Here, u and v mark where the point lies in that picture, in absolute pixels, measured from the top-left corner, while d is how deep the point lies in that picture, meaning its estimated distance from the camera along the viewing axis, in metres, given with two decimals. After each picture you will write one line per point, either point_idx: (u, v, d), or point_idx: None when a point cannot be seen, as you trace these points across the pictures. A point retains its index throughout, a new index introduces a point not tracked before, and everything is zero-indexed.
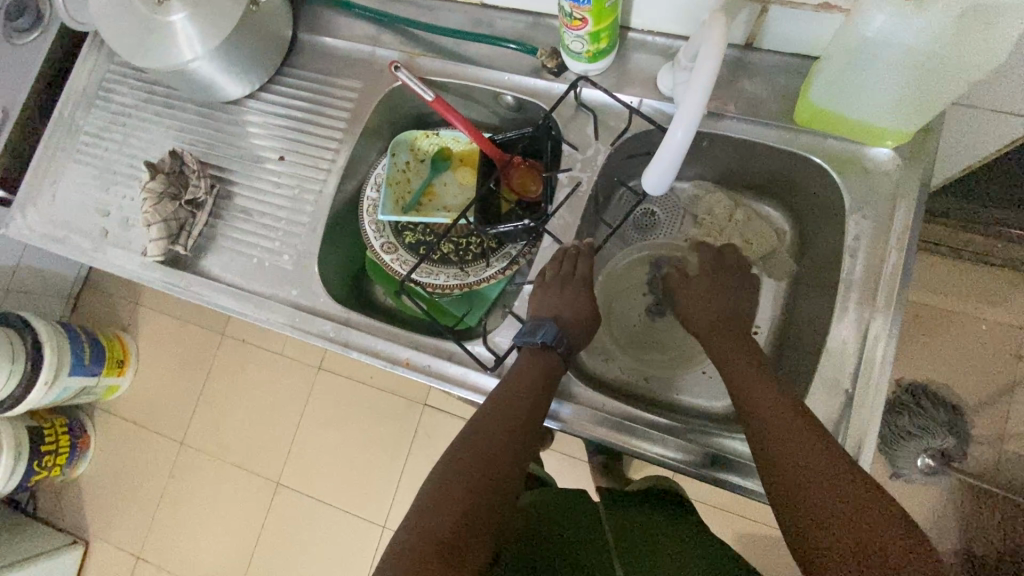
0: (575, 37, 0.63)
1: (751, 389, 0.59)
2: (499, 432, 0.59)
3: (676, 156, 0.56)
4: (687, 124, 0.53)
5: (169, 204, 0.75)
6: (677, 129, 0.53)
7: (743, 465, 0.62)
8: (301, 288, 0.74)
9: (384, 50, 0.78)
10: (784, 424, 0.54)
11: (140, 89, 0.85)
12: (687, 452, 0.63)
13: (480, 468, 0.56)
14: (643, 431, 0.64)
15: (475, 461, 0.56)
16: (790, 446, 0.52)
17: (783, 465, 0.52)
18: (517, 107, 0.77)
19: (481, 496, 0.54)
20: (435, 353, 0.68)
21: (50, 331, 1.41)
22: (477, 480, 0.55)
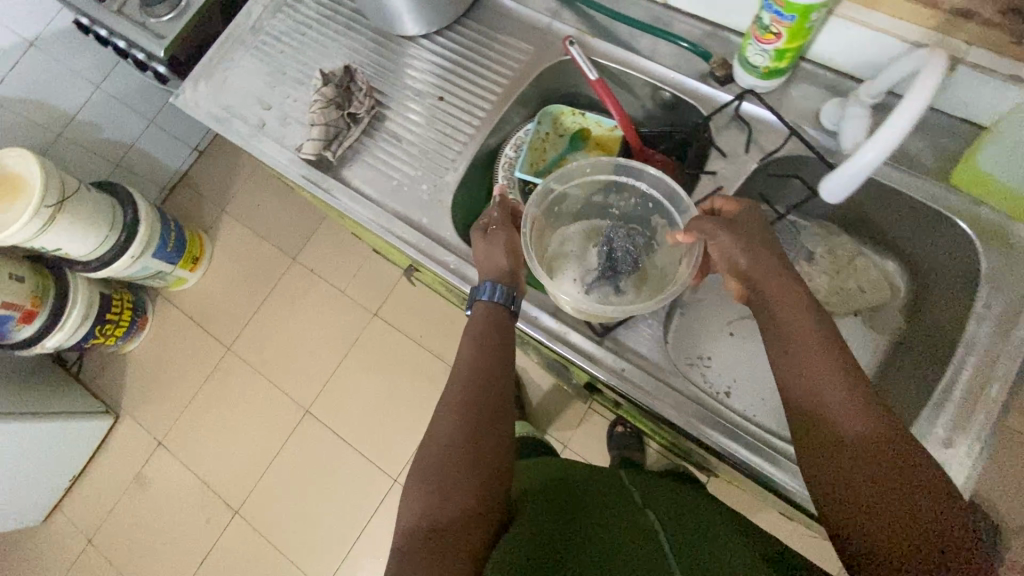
0: (759, 51, 0.66)
1: (791, 341, 0.55)
2: (466, 416, 0.60)
3: (857, 175, 0.58)
4: (878, 149, 0.54)
5: (333, 112, 0.80)
6: (868, 152, 0.55)
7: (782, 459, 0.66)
8: (431, 218, 0.79)
9: (560, 24, 0.82)
10: (826, 384, 0.52)
11: (326, 7, 0.92)
12: (732, 435, 0.67)
13: (454, 459, 0.57)
14: (695, 407, 0.69)
15: (449, 453, 0.58)
16: (832, 405, 0.52)
17: (824, 423, 0.52)
18: (670, 105, 0.80)
19: (458, 481, 0.56)
20: (539, 308, 0.74)
21: (148, 211, 1.50)
22: (453, 472, 0.57)
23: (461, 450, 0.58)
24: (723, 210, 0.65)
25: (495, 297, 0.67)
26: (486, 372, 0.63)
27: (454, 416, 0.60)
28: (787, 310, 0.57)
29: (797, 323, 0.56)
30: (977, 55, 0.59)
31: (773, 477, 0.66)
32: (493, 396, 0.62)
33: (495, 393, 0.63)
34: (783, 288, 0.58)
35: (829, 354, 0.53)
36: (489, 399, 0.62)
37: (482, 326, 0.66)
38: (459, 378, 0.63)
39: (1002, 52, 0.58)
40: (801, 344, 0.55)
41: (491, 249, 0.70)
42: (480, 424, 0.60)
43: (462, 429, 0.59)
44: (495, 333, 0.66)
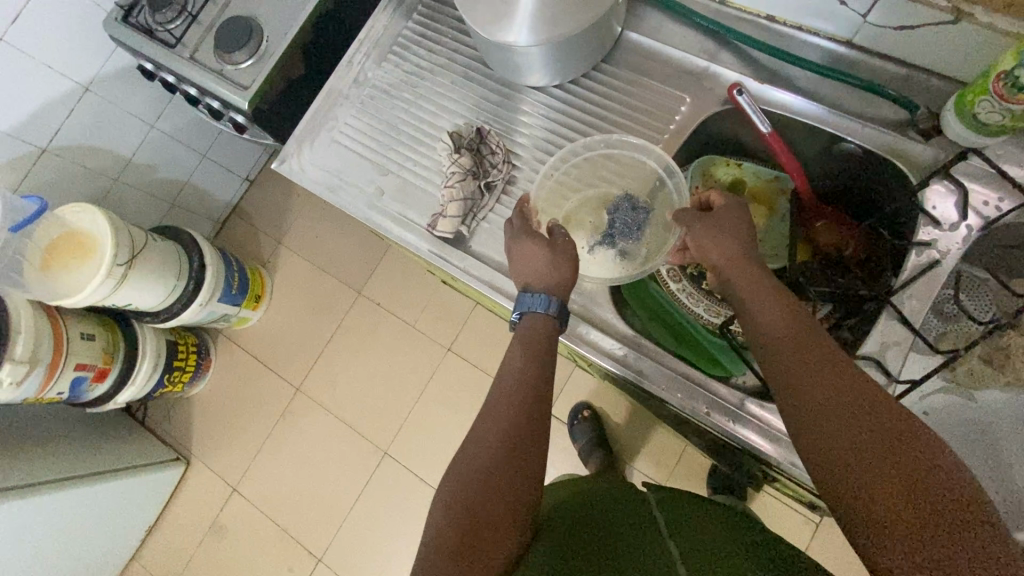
0: (998, 109, 0.57)
1: (759, 323, 0.56)
2: (495, 428, 0.56)
3: None
4: None
5: (470, 183, 0.72)
6: None
7: None
8: (588, 300, 0.71)
9: (720, 69, 0.72)
10: (799, 357, 0.51)
11: (438, 54, 0.82)
12: None
13: (482, 476, 0.53)
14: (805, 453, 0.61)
15: (476, 466, 0.54)
16: (808, 373, 0.50)
17: (801, 394, 0.49)
18: (852, 158, 0.70)
19: (488, 501, 0.52)
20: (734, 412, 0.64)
21: (212, 254, 1.43)
22: (485, 492, 0.53)
23: (487, 467, 0.54)
24: (715, 205, 0.65)
25: (553, 311, 0.62)
26: (527, 389, 0.58)
27: (499, 433, 0.56)
28: (753, 292, 0.58)
29: (765, 303, 0.56)
30: None
31: None
32: (533, 412, 0.57)
33: (529, 407, 0.58)
34: (746, 272, 0.59)
35: (798, 329, 0.53)
36: (521, 413, 0.57)
37: (525, 334, 0.61)
38: (506, 389, 0.59)
39: None
40: (773, 325, 0.55)
41: (549, 258, 0.64)
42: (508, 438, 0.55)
43: (496, 442, 0.55)
44: (542, 346, 0.61)
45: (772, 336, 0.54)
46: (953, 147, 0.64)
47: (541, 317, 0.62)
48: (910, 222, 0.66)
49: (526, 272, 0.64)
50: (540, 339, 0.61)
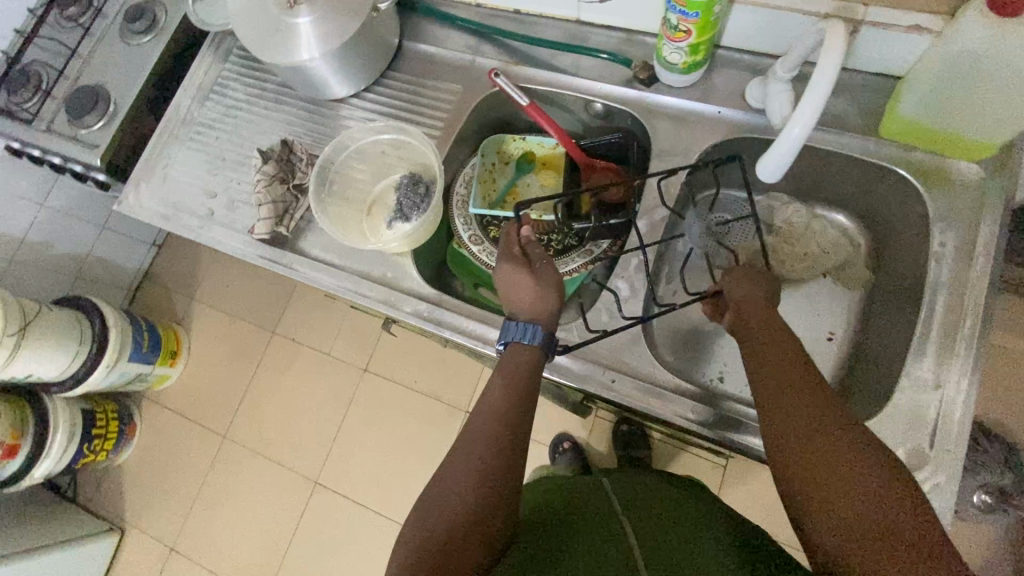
0: (675, 49, 0.69)
1: (758, 338, 0.60)
2: (474, 462, 0.54)
3: (785, 156, 0.59)
4: (804, 123, 0.56)
5: (279, 188, 0.80)
6: (795, 128, 0.56)
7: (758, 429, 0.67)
8: (396, 270, 0.77)
9: (483, 59, 0.84)
10: (786, 369, 0.56)
11: (253, 86, 0.92)
12: (702, 414, 0.68)
13: (453, 514, 0.52)
14: (663, 394, 0.69)
15: (448, 498, 0.53)
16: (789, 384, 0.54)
17: (785, 397, 0.54)
18: (605, 114, 0.82)
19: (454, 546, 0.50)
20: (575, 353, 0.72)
21: (115, 316, 1.47)
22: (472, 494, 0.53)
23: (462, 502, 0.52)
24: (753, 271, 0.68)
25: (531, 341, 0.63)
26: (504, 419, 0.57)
27: (472, 467, 0.54)
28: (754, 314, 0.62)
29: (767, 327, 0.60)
30: (875, 15, 0.63)
31: (745, 444, 0.67)
32: (510, 440, 0.56)
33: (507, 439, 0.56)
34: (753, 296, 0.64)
35: (788, 351, 0.57)
36: (497, 444, 0.56)
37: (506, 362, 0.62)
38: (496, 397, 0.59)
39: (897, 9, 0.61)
40: (768, 344, 0.59)
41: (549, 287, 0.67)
42: (483, 478, 0.53)
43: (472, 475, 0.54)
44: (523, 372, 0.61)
45: (767, 349, 0.58)
46: (671, 89, 0.76)
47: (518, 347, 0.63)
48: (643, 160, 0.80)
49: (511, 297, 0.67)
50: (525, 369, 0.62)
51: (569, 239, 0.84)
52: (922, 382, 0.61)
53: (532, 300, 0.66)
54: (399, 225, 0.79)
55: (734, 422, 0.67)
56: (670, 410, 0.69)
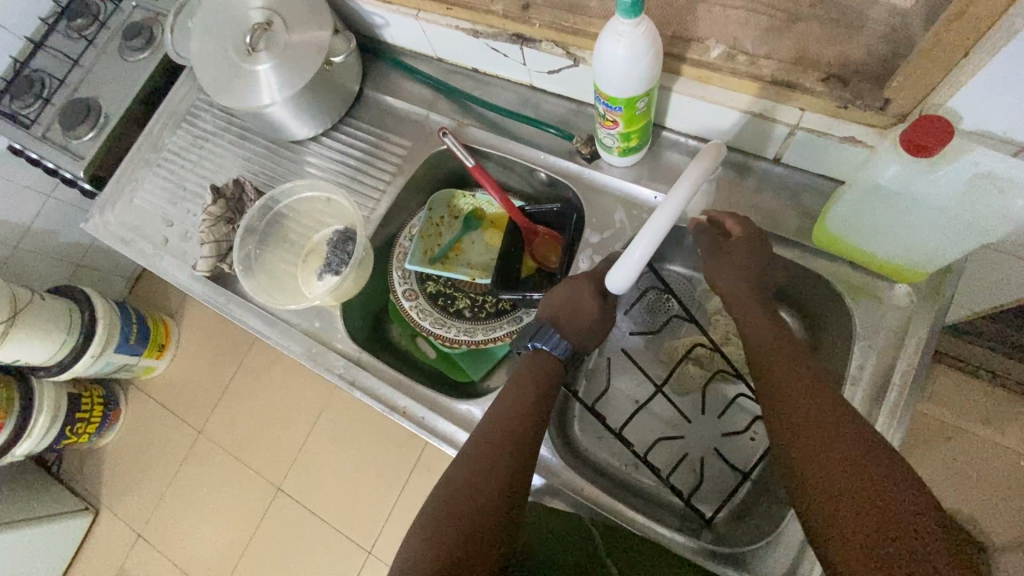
0: (607, 135, 0.67)
1: (800, 419, 0.51)
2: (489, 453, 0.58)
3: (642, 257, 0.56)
4: (653, 229, 0.54)
5: (224, 227, 0.83)
6: (645, 232, 0.55)
7: None
8: (323, 321, 0.78)
9: (437, 115, 0.85)
10: (834, 460, 0.47)
11: (222, 118, 0.94)
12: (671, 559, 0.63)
13: (466, 506, 0.54)
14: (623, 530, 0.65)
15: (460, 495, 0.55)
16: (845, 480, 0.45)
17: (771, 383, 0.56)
18: (550, 182, 0.81)
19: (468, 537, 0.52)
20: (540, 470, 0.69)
21: (105, 309, 1.54)
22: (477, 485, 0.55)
23: (474, 492, 0.55)
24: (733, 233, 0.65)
25: (560, 354, 0.67)
26: (516, 424, 0.60)
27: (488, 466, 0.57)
28: (798, 389, 0.53)
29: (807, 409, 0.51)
30: (809, 121, 0.60)
31: None
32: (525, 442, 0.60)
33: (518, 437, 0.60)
34: (788, 366, 0.56)
35: (835, 434, 0.48)
36: (512, 443, 0.59)
37: (529, 367, 0.66)
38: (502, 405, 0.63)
39: (830, 118, 0.59)
40: (805, 426, 0.50)
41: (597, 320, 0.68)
42: (497, 473, 0.56)
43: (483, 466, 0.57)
44: (546, 384, 0.65)
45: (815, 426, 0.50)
46: (611, 167, 0.75)
47: (545, 355, 0.67)
48: (575, 234, 0.79)
49: (565, 308, 0.68)
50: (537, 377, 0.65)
51: (503, 303, 0.83)
52: None
53: (583, 323, 0.68)
54: (329, 277, 0.80)
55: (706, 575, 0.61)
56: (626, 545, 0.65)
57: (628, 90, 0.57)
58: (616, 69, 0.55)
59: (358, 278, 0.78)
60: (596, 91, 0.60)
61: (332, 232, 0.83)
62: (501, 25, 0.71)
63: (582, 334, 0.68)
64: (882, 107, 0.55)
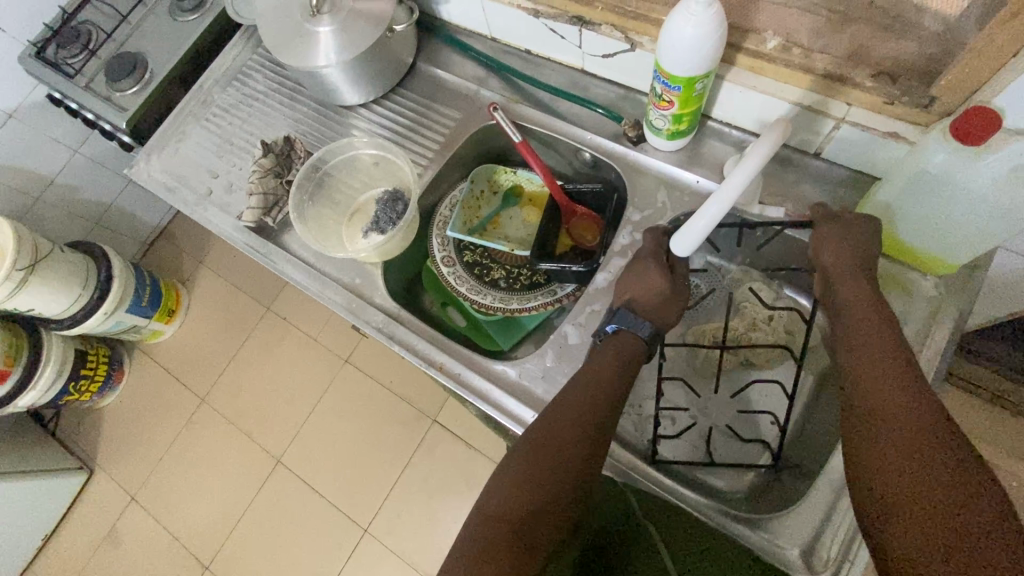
0: (659, 115, 0.70)
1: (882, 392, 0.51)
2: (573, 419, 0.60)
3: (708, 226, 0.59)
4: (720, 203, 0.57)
5: (272, 181, 0.85)
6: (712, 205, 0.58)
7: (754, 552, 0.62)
8: (364, 278, 0.80)
9: (487, 91, 0.87)
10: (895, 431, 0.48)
11: (273, 79, 0.97)
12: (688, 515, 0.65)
13: (545, 476, 0.56)
14: (643, 483, 0.69)
15: (535, 454, 0.58)
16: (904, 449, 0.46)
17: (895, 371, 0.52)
18: (593, 163, 0.84)
19: (545, 502, 0.55)
20: None
21: (122, 268, 1.54)
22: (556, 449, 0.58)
23: (552, 462, 0.57)
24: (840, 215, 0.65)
25: (644, 335, 0.66)
26: (596, 405, 0.60)
27: (563, 438, 0.59)
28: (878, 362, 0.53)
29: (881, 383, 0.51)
30: (855, 115, 0.64)
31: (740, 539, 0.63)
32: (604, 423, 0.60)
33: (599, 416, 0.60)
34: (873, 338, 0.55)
35: (899, 404, 0.49)
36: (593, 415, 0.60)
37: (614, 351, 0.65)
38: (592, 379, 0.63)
39: (876, 113, 0.62)
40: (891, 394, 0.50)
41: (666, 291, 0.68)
42: (573, 448, 0.58)
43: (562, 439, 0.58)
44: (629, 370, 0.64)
45: (881, 394, 0.51)
46: (657, 152, 0.78)
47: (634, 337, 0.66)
48: (616, 215, 0.83)
49: (640, 293, 0.69)
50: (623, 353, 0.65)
51: (538, 276, 0.86)
52: (836, 481, 0.62)
53: (656, 302, 0.68)
54: (373, 235, 0.83)
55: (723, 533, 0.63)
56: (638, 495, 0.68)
57: (689, 70, 0.61)
58: (681, 49, 0.58)
59: (405, 237, 0.80)
60: (657, 70, 0.64)
61: (379, 195, 0.86)
62: (563, 6, 0.74)
63: (659, 312, 0.68)
64: (928, 104, 0.58)
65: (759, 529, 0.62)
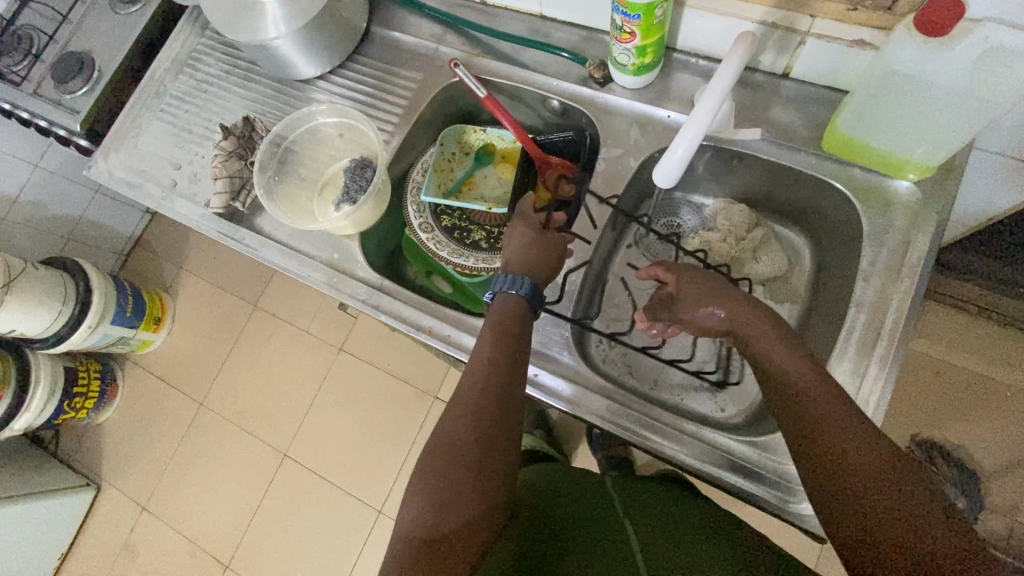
0: (623, 50, 0.69)
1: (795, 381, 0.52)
2: (469, 405, 0.56)
3: (687, 150, 0.59)
4: (697, 124, 0.57)
5: (236, 164, 0.82)
6: (688, 129, 0.58)
7: (760, 473, 0.63)
8: (343, 252, 0.79)
9: (446, 49, 0.85)
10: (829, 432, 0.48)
11: (225, 62, 0.93)
12: (688, 448, 0.65)
13: (454, 465, 0.53)
14: (651, 423, 0.67)
15: (443, 453, 0.54)
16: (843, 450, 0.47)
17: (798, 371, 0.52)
18: (562, 111, 0.82)
19: (460, 483, 0.52)
20: (569, 377, 0.71)
21: (100, 280, 1.49)
22: (459, 439, 0.54)
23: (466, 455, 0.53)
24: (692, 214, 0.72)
25: (525, 291, 0.64)
26: (496, 380, 0.58)
27: (467, 422, 0.55)
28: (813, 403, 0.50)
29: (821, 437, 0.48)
30: (820, 27, 0.62)
31: (745, 458, 0.64)
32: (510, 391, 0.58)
33: (504, 389, 0.58)
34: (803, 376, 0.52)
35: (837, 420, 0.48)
36: (487, 390, 0.57)
37: (502, 316, 0.63)
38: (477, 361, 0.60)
39: (840, 22, 0.61)
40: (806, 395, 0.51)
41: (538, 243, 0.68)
42: (471, 426, 0.55)
43: (469, 432, 0.54)
44: (512, 325, 0.62)
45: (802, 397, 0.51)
46: (625, 90, 0.77)
47: (512, 299, 0.64)
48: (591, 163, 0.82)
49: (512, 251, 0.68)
50: (508, 322, 0.62)
51: None
52: None
53: (530, 254, 0.67)
54: (346, 208, 0.81)
55: (726, 461, 0.64)
56: (644, 436, 0.67)
57: None
58: None
59: (377, 204, 0.79)
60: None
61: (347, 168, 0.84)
62: None
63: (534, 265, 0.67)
64: (891, 6, 0.57)
65: (766, 449, 0.64)
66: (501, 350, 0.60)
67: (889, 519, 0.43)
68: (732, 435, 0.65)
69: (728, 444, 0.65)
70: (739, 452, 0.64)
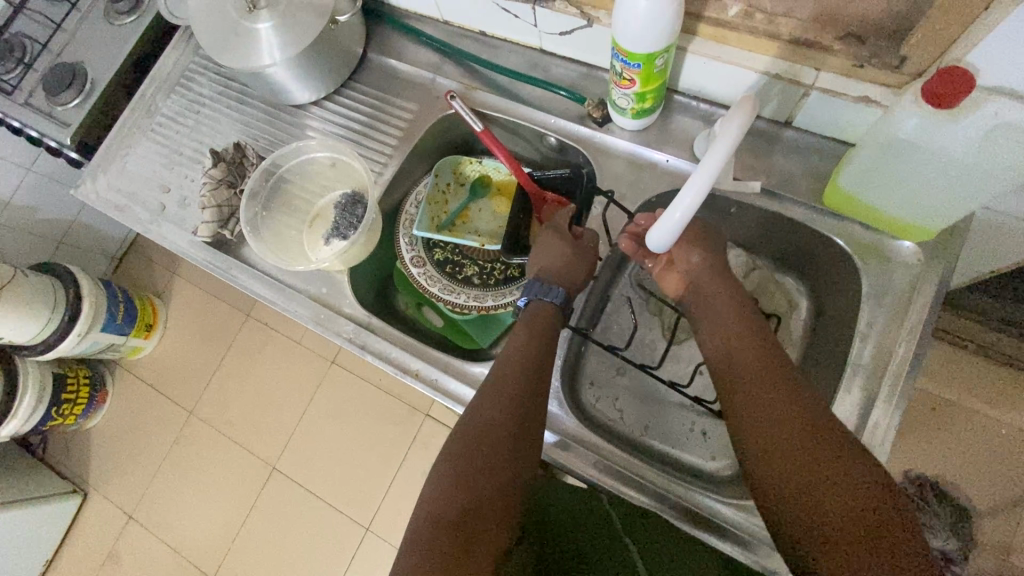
0: (622, 95, 0.67)
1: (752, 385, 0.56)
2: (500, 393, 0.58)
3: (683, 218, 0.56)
4: (695, 193, 0.54)
5: (225, 192, 0.81)
6: (685, 196, 0.54)
7: (744, 537, 0.62)
8: (331, 287, 0.78)
9: (443, 79, 0.83)
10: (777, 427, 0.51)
11: (218, 82, 0.91)
12: (669, 504, 0.64)
13: (482, 447, 0.54)
14: (633, 478, 0.66)
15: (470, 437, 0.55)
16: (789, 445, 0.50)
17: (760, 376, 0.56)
18: (559, 148, 0.81)
19: (484, 465, 0.53)
20: (552, 427, 0.69)
21: (91, 287, 1.47)
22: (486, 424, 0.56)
23: (494, 439, 0.55)
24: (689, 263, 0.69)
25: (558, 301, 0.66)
26: (528, 373, 0.60)
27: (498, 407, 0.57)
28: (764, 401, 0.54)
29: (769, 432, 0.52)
30: (824, 81, 0.61)
31: (728, 518, 0.63)
32: (540, 387, 0.60)
33: (533, 384, 0.60)
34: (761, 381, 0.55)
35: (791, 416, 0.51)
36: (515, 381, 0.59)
37: (529, 321, 0.66)
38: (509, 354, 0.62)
39: (845, 78, 0.59)
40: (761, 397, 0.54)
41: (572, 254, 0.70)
42: (501, 413, 0.56)
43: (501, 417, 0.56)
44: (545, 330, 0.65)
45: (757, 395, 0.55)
46: (623, 131, 0.75)
47: (544, 304, 0.67)
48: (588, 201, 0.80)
49: (546, 260, 0.70)
50: (540, 325, 0.65)
51: (512, 269, 0.83)
52: None
53: (563, 265, 0.69)
54: (335, 241, 0.80)
55: (709, 520, 0.63)
56: (627, 491, 0.65)
57: (647, 46, 0.57)
58: (636, 24, 0.55)
59: (368, 240, 0.77)
60: (613, 48, 0.60)
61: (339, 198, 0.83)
62: None
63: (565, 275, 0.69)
64: (899, 66, 0.55)
65: (753, 512, 0.62)
66: (533, 348, 0.62)
67: (839, 504, 0.45)
68: (711, 494, 0.64)
69: (709, 503, 0.64)
70: (722, 512, 0.63)
